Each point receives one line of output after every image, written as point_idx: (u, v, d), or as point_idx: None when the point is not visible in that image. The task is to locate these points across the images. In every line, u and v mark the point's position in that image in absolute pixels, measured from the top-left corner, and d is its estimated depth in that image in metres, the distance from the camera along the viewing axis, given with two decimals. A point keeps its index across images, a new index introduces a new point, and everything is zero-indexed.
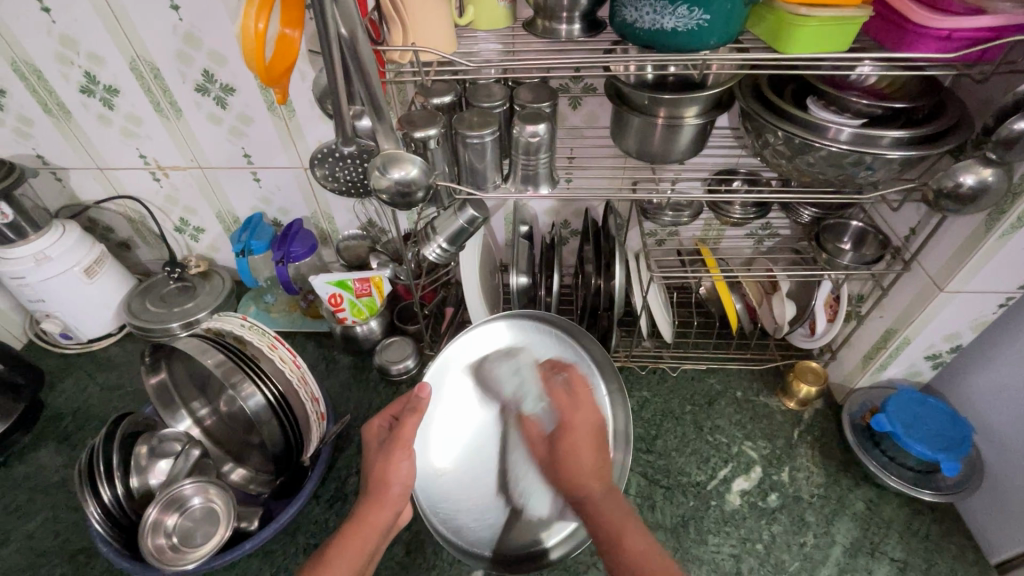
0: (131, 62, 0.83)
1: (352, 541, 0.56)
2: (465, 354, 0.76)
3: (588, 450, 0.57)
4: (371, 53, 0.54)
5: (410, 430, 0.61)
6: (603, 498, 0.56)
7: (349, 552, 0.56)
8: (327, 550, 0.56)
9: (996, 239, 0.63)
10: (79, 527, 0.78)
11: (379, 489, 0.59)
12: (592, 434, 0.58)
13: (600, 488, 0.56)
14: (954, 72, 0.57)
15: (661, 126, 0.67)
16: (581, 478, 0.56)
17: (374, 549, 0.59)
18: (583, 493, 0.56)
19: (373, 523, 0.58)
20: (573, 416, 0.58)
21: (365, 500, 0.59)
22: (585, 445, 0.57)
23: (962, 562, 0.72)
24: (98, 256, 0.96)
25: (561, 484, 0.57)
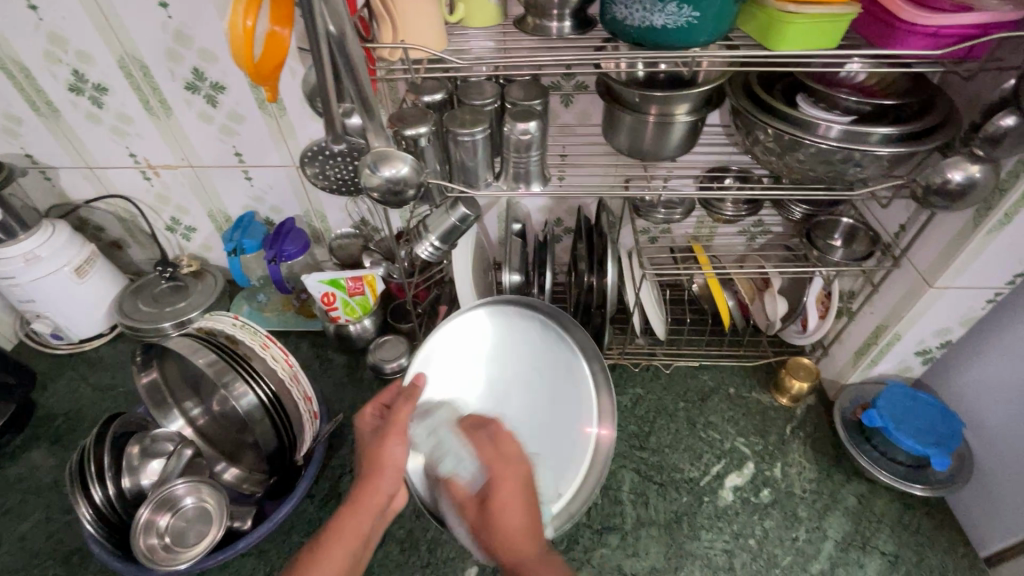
0: (120, 60, 0.82)
1: (348, 525, 0.57)
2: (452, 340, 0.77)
3: (520, 510, 0.54)
4: (360, 51, 0.54)
5: (403, 412, 0.61)
6: (539, 565, 0.52)
7: (347, 534, 0.57)
8: (325, 533, 0.57)
9: (985, 234, 0.63)
10: (72, 528, 0.78)
11: (372, 472, 0.58)
12: (523, 487, 0.55)
13: (535, 553, 0.53)
14: (942, 69, 0.58)
15: (653, 124, 0.67)
16: (515, 544, 0.53)
17: (372, 533, 0.59)
18: (515, 560, 0.52)
19: (367, 507, 0.58)
20: (504, 469, 0.56)
21: (359, 484, 0.58)
22: (517, 510, 0.54)
23: (953, 555, 0.73)
24: (89, 256, 0.95)
25: (495, 553, 0.53)
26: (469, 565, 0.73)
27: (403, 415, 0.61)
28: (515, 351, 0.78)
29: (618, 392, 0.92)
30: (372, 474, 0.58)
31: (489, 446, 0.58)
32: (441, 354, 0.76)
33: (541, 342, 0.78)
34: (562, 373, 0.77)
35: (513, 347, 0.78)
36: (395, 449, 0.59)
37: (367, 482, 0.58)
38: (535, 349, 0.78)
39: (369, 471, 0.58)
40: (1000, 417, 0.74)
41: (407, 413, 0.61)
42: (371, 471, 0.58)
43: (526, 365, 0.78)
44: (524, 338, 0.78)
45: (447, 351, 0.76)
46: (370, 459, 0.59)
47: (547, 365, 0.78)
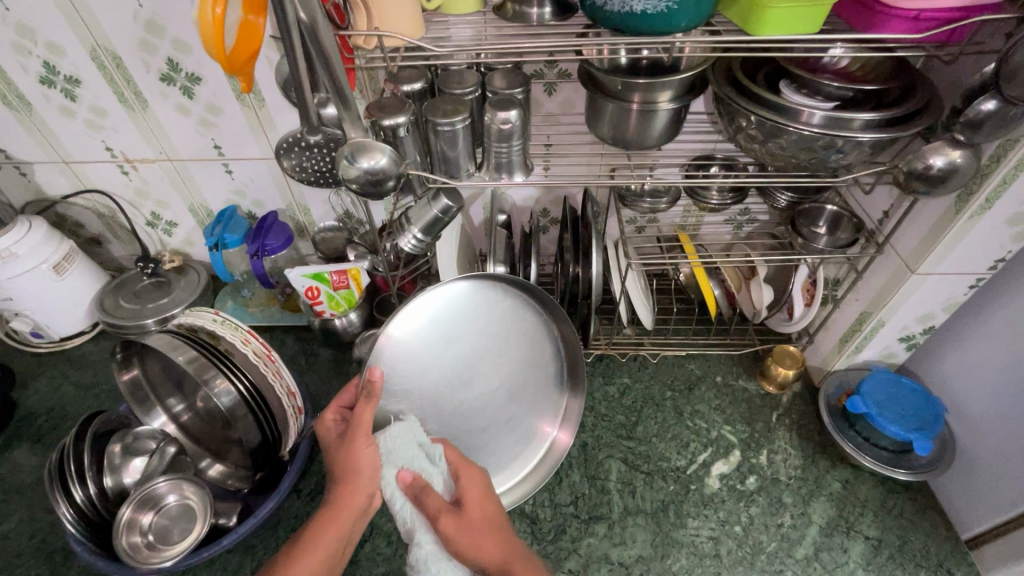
0: (92, 51, 0.80)
1: (330, 528, 0.57)
2: (421, 320, 0.67)
3: (494, 511, 0.60)
4: (334, 39, 0.52)
5: (364, 414, 0.59)
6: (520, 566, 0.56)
7: (327, 537, 0.57)
8: (303, 540, 0.57)
9: (966, 221, 0.63)
10: (54, 528, 0.77)
11: (345, 478, 0.58)
12: (487, 490, 0.61)
13: (514, 550, 0.57)
14: (923, 53, 0.57)
15: (636, 111, 0.66)
16: (498, 542, 0.57)
17: (353, 531, 0.60)
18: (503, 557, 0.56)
19: (346, 510, 0.58)
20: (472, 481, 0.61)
21: (337, 487, 0.58)
22: (493, 510, 0.60)
23: (935, 538, 0.74)
24: (67, 252, 0.93)
25: (479, 554, 0.55)
26: None
27: (367, 418, 0.59)
28: (490, 326, 0.73)
29: (605, 382, 0.92)
30: (348, 479, 0.58)
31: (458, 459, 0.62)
32: (414, 334, 0.67)
33: (515, 317, 0.75)
34: (532, 349, 0.78)
35: (490, 321, 0.73)
36: (364, 451, 0.58)
37: (342, 488, 0.58)
38: (507, 322, 0.74)
39: (344, 474, 0.58)
40: (993, 398, 0.73)
41: (369, 415, 0.59)
42: (345, 475, 0.58)
43: (500, 340, 0.74)
44: (499, 312, 0.74)
45: (419, 326, 0.67)
46: (344, 463, 0.58)
47: (522, 334, 0.76)
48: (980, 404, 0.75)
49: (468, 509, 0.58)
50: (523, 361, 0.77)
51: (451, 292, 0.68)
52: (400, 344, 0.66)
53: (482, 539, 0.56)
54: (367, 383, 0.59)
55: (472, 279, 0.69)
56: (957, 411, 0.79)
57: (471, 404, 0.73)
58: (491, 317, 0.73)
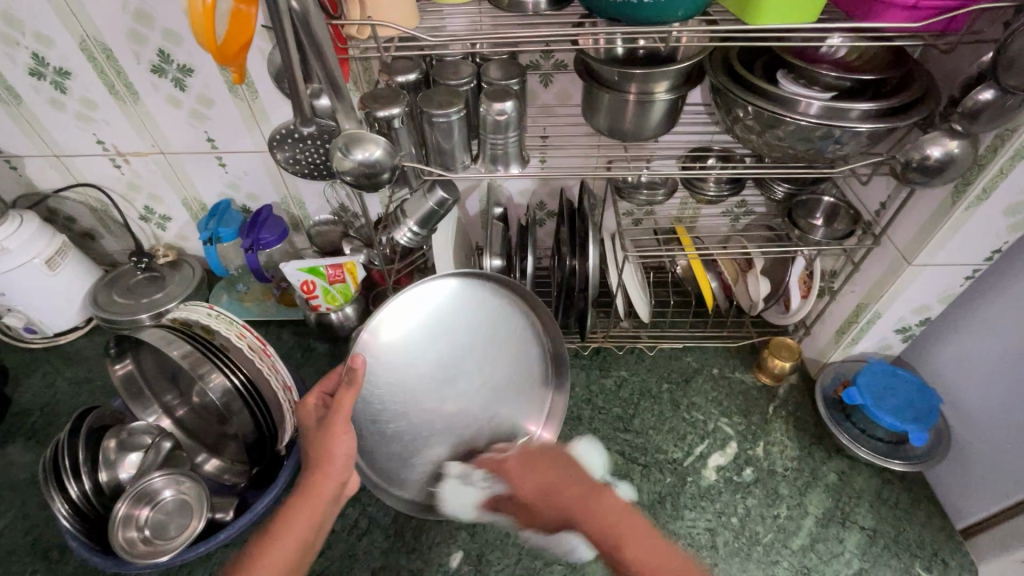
0: (81, 43, 0.79)
1: (303, 511, 0.58)
2: (406, 313, 0.68)
3: (541, 476, 0.60)
4: (327, 29, 0.52)
5: (346, 400, 0.59)
6: (590, 502, 0.56)
7: (298, 522, 0.57)
8: (275, 525, 0.57)
9: (962, 212, 0.63)
10: (50, 524, 0.76)
11: (320, 462, 0.59)
12: (527, 461, 0.63)
13: (570, 500, 0.57)
14: (922, 43, 0.57)
15: (632, 102, 0.65)
16: (557, 501, 0.58)
17: (325, 518, 0.60)
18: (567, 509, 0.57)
19: (317, 494, 0.59)
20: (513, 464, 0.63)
21: (312, 471, 0.60)
22: (540, 477, 0.60)
23: (929, 528, 0.75)
24: (59, 247, 0.92)
25: (554, 517, 0.58)
26: (453, 550, 0.73)
27: (346, 405, 0.60)
28: (479, 324, 0.73)
29: (602, 375, 0.92)
30: (321, 462, 0.59)
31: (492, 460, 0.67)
32: (398, 327, 0.67)
33: (505, 316, 0.75)
34: (520, 350, 0.77)
35: (479, 319, 0.73)
36: (341, 438, 0.60)
37: (317, 470, 0.59)
38: (494, 323, 0.74)
39: (318, 459, 0.60)
40: (989, 385, 0.73)
41: (350, 400, 0.60)
42: (320, 459, 0.59)
43: (488, 339, 0.74)
44: (486, 312, 0.74)
45: (408, 318, 0.68)
46: (320, 447, 0.60)
47: (507, 337, 0.76)
48: (977, 391, 0.75)
49: (524, 492, 0.61)
50: (507, 365, 0.76)
51: (437, 288, 0.70)
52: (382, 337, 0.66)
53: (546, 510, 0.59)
54: (350, 369, 0.60)
55: (467, 275, 0.72)
56: (954, 399, 0.79)
57: (454, 402, 0.72)
58: (480, 314, 0.73)
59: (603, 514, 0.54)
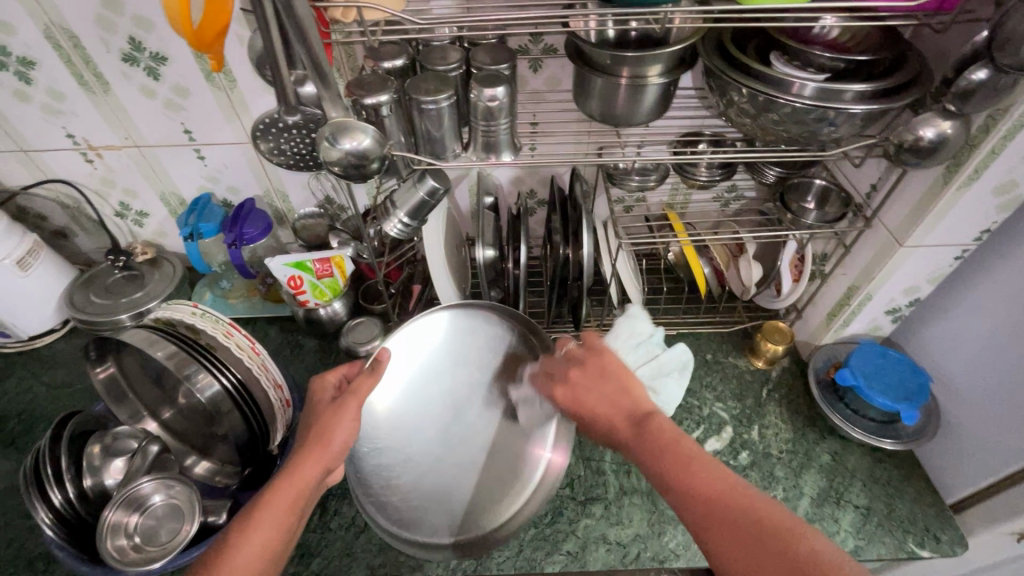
0: (45, 30, 0.75)
1: (283, 491, 0.56)
2: (434, 331, 0.74)
3: (603, 393, 0.60)
4: (311, 12, 0.49)
5: (364, 386, 0.64)
6: (645, 426, 0.55)
7: (279, 505, 0.56)
8: (260, 503, 0.55)
9: (953, 192, 0.63)
10: (34, 533, 0.74)
11: (320, 440, 0.60)
12: (593, 374, 0.62)
13: (631, 418, 0.57)
14: (915, 22, 0.57)
15: (625, 86, 0.64)
16: (608, 417, 0.59)
17: (305, 508, 0.58)
18: (613, 431, 0.58)
19: (305, 476, 0.58)
20: (575, 376, 0.63)
21: (305, 452, 0.59)
22: (600, 393, 0.60)
23: (921, 505, 0.76)
24: (31, 246, 0.87)
25: (606, 435, 0.59)
26: None
27: (364, 391, 0.63)
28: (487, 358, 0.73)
29: None
30: (317, 445, 0.59)
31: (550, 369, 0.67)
32: (421, 346, 0.73)
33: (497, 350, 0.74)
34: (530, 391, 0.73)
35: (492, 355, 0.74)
36: (347, 420, 0.61)
37: (312, 450, 0.59)
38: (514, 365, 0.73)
39: (319, 436, 0.60)
40: (979, 352, 0.73)
41: (366, 388, 0.64)
42: (319, 439, 0.60)
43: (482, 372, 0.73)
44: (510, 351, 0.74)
45: (413, 350, 0.72)
46: (320, 428, 0.61)
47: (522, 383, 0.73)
48: (971, 356, 0.75)
49: (578, 407, 0.61)
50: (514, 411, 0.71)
51: (466, 318, 0.75)
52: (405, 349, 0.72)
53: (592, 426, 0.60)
54: (375, 362, 0.66)
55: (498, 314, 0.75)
56: (950, 372, 0.79)
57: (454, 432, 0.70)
58: (494, 348, 0.74)
59: (662, 437, 0.53)
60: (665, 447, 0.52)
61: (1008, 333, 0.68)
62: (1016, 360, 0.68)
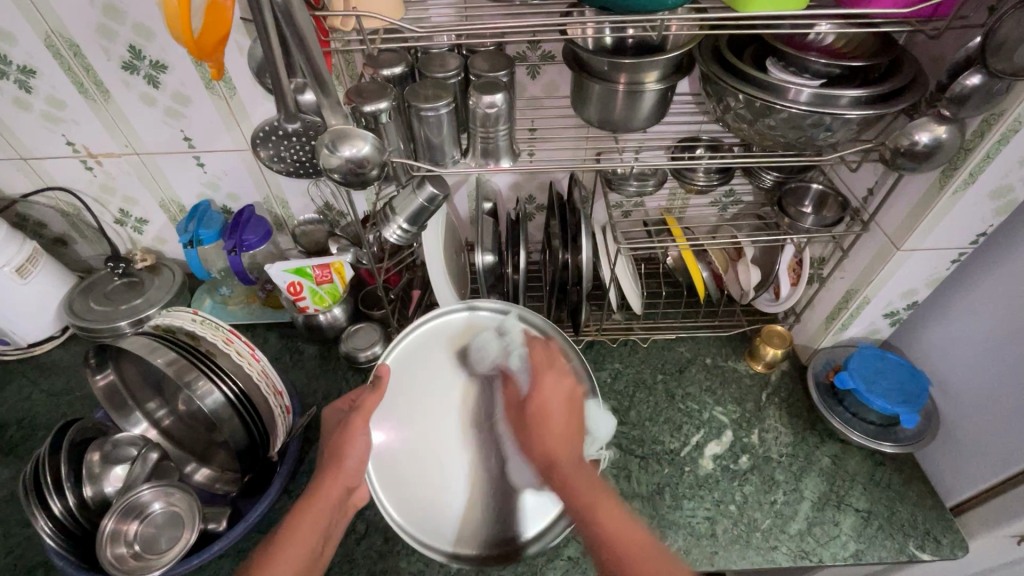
0: (45, 38, 0.75)
1: (309, 513, 0.58)
2: (436, 339, 0.74)
3: (563, 414, 0.58)
4: (310, 20, 0.50)
5: (370, 402, 0.65)
6: (578, 470, 0.55)
7: (307, 524, 0.57)
8: (284, 527, 0.57)
9: (949, 196, 0.64)
10: (33, 541, 0.74)
11: (335, 461, 0.62)
12: (565, 392, 0.60)
13: (576, 453, 0.56)
14: (909, 28, 0.57)
15: (623, 93, 0.65)
16: (552, 438, 0.57)
17: (331, 525, 0.60)
18: (550, 452, 0.56)
19: (326, 494, 0.60)
20: (547, 381, 0.60)
21: (321, 476, 0.61)
22: (561, 412, 0.58)
23: (922, 508, 0.76)
24: (30, 253, 0.88)
25: (534, 449, 0.57)
26: None
27: (370, 406, 0.65)
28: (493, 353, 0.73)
29: (596, 368, 0.92)
30: (333, 464, 0.61)
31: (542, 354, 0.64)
32: (424, 353, 0.73)
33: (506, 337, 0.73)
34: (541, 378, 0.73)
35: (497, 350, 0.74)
36: (359, 438, 0.63)
37: (330, 470, 0.61)
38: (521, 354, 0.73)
39: (333, 457, 0.62)
40: (976, 355, 0.74)
41: (374, 404, 0.65)
42: (333, 459, 0.62)
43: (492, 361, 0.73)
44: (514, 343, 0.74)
45: (416, 358, 0.73)
46: (332, 449, 0.63)
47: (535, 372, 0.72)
48: (972, 359, 0.74)
49: (532, 410, 0.59)
50: None
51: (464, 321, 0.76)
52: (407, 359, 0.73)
53: (540, 445, 0.57)
54: (376, 377, 0.66)
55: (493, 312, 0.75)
56: (951, 376, 0.78)
57: (476, 415, 0.69)
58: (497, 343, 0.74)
59: (590, 487, 0.54)
60: (595, 498, 0.53)
61: (1005, 339, 0.69)
62: (1018, 363, 0.67)
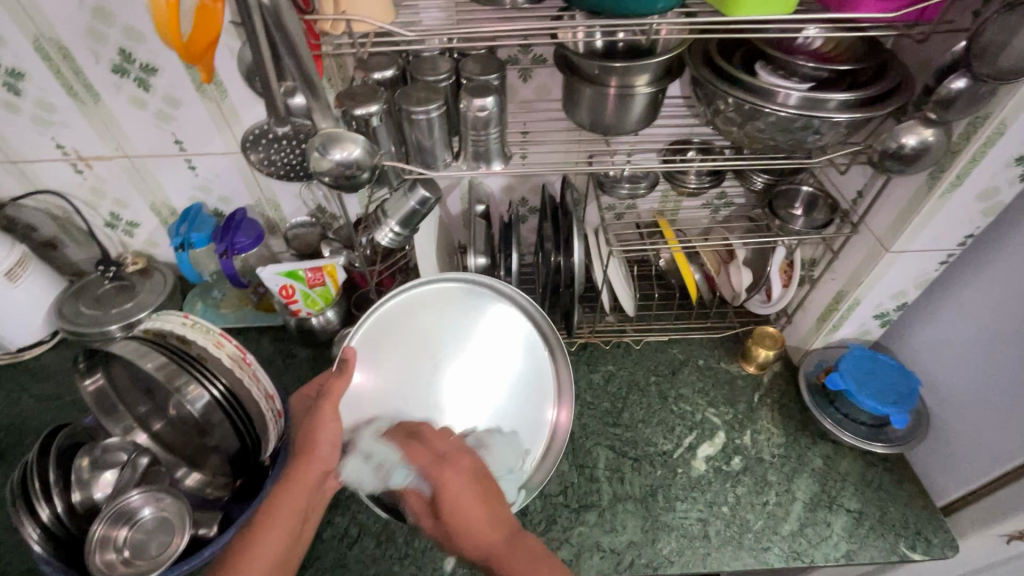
0: (35, 41, 0.75)
1: (284, 504, 0.60)
2: (406, 316, 0.74)
3: (473, 502, 0.57)
4: (299, 23, 0.50)
5: (336, 389, 0.63)
6: (512, 547, 0.55)
7: (282, 514, 0.60)
8: (261, 517, 0.59)
9: (937, 199, 0.64)
10: (22, 548, 0.73)
11: (307, 451, 0.62)
12: (465, 476, 0.59)
13: (506, 527, 0.57)
14: (896, 32, 0.58)
15: (613, 96, 0.65)
16: (477, 531, 0.56)
17: (309, 509, 0.62)
18: (483, 546, 0.56)
19: (302, 482, 0.61)
20: (445, 472, 0.58)
21: (295, 464, 0.62)
22: (470, 502, 0.57)
23: (913, 507, 0.77)
24: (20, 257, 0.87)
25: (467, 551, 0.56)
26: (447, 554, 0.72)
27: (336, 393, 0.64)
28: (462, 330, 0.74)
29: (590, 370, 0.92)
30: (305, 454, 0.62)
31: (421, 448, 0.61)
32: (393, 330, 0.73)
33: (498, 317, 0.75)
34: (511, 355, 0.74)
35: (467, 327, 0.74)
36: (329, 428, 0.62)
37: (302, 460, 0.62)
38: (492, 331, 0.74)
39: (304, 448, 0.62)
40: (966, 356, 0.74)
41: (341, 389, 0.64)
42: (305, 450, 0.62)
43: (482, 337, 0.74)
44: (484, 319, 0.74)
45: (385, 336, 0.73)
46: (303, 439, 0.62)
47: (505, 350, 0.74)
48: (971, 358, 0.73)
49: (447, 521, 0.56)
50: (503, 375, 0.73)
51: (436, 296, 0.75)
52: (375, 338, 0.73)
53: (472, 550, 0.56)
54: (342, 362, 0.65)
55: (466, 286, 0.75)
56: (946, 375, 0.78)
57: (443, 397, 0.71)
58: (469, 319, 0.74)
59: (530, 557, 0.54)
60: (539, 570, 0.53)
61: (995, 341, 0.69)
62: (1015, 363, 0.67)
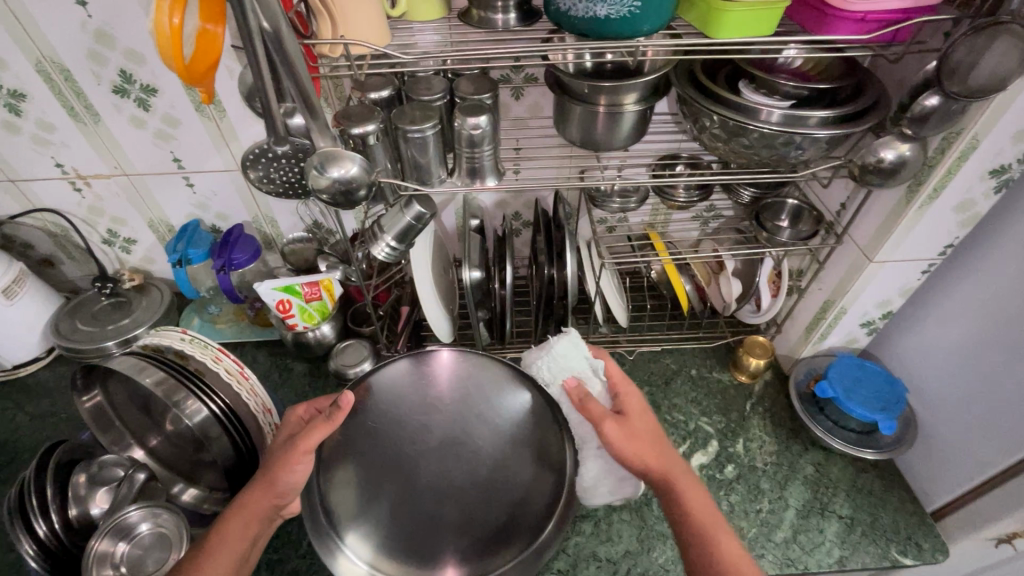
0: (37, 63, 0.77)
1: (232, 530, 0.59)
2: (389, 384, 0.71)
3: (652, 427, 0.65)
4: (299, 47, 0.52)
5: (315, 433, 0.60)
6: (682, 476, 0.61)
7: (231, 542, 0.58)
8: (211, 540, 0.58)
9: (915, 211, 0.67)
10: (15, 567, 0.72)
11: (268, 480, 0.59)
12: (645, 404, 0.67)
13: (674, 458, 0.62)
14: (870, 52, 0.61)
15: (603, 114, 0.67)
16: (657, 449, 0.62)
17: (259, 536, 0.61)
18: (655, 460, 0.61)
19: (252, 511, 0.59)
20: (632, 395, 0.67)
21: (254, 486, 0.60)
22: (651, 425, 0.65)
23: (903, 513, 0.78)
24: (17, 275, 0.88)
25: (640, 456, 0.61)
26: None
27: (314, 439, 0.60)
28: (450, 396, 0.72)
29: None
30: (265, 482, 0.59)
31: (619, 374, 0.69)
32: (377, 399, 0.70)
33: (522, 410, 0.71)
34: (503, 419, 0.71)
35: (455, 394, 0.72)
36: (297, 468, 0.59)
37: (259, 488, 0.59)
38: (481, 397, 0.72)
39: (266, 476, 0.60)
40: (952, 361, 0.76)
41: (317, 436, 0.60)
42: (267, 479, 0.59)
43: (480, 410, 0.71)
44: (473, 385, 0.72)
45: (370, 405, 0.70)
46: (270, 467, 0.60)
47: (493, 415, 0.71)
48: (960, 362, 0.74)
49: (629, 428, 0.63)
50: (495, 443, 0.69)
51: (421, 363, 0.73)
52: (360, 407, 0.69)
53: (655, 459, 0.61)
54: (334, 409, 0.61)
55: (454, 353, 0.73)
56: (936, 379, 0.79)
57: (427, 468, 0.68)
58: (457, 385, 0.72)
59: (692, 493, 0.60)
60: (698, 505, 0.59)
61: (980, 343, 0.71)
62: (1008, 366, 0.68)
